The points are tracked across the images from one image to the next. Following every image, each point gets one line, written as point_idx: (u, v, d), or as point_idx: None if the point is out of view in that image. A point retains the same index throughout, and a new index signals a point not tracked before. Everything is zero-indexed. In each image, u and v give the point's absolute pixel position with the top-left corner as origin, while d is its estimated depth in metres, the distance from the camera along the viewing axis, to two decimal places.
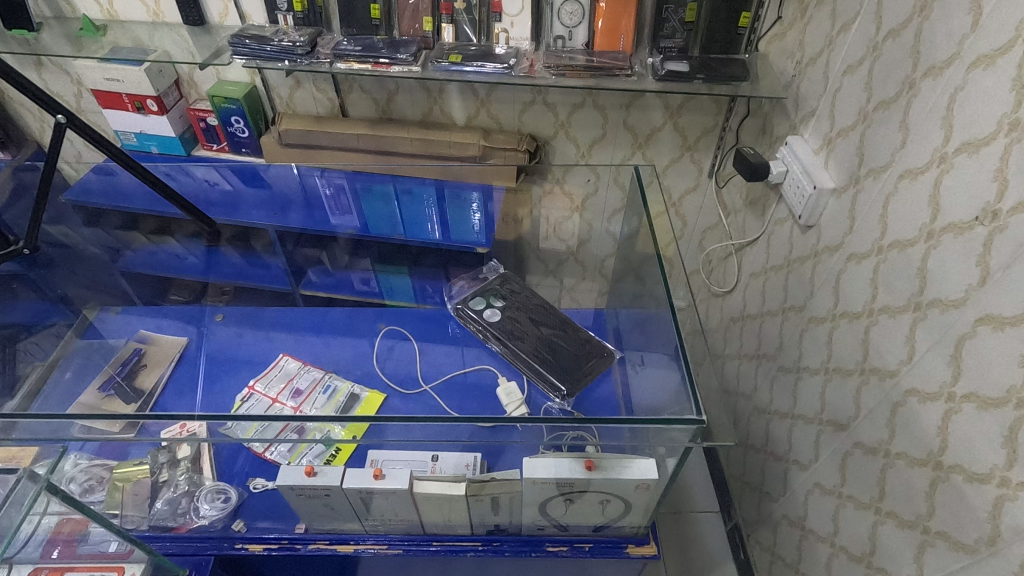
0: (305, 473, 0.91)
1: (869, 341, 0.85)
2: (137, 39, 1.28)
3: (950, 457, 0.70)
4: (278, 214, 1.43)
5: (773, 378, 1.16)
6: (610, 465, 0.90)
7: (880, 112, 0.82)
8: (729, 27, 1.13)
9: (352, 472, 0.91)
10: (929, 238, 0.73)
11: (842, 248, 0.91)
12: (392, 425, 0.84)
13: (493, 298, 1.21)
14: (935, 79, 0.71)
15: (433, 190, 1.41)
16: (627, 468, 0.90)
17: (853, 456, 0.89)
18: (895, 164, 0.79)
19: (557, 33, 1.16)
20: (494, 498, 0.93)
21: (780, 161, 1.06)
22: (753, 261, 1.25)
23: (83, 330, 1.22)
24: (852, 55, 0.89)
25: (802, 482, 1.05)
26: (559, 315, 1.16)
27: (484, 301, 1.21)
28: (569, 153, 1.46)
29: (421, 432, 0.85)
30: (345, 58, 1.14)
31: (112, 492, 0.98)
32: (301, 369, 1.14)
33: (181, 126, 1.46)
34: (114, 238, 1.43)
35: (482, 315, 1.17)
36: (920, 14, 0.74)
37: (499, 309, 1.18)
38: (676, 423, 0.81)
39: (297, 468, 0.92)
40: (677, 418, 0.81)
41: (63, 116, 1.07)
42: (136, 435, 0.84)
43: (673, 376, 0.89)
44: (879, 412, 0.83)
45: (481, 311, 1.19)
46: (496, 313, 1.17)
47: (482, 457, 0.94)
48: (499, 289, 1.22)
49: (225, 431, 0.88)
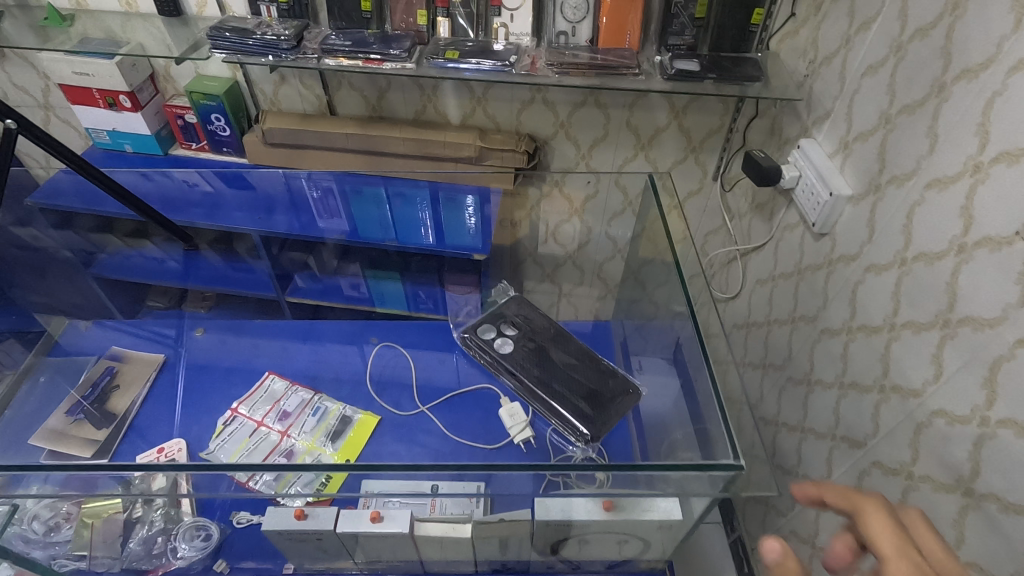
0: (293, 516, 0.87)
1: (889, 356, 0.81)
2: (108, 31, 1.20)
3: (982, 484, 0.66)
4: (263, 217, 1.35)
5: (781, 389, 1.11)
6: (628, 505, 0.82)
7: (905, 117, 0.78)
8: (741, 24, 1.09)
9: (346, 515, 0.87)
10: (960, 252, 0.68)
11: (859, 258, 0.87)
12: (386, 473, 0.75)
13: (504, 324, 1.11)
14: (969, 83, 0.67)
15: (427, 193, 1.34)
16: (648, 510, 0.83)
17: (871, 476, 0.85)
18: (922, 172, 0.75)
19: (560, 28, 1.11)
20: (501, 540, 0.92)
21: (794, 165, 1.02)
22: (759, 266, 1.21)
23: (48, 349, 1.13)
24: (874, 55, 0.85)
25: (812, 498, 1.01)
26: (578, 343, 1.06)
27: (496, 327, 1.12)
28: (569, 154, 1.41)
29: (414, 479, 0.77)
30: (334, 54, 1.07)
31: (78, 532, 0.89)
32: (288, 390, 1.11)
33: (157, 124, 1.38)
34: (86, 242, 1.34)
35: (492, 344, 1.08)
36: (953, 13, 0.70)
37: (511, 338, 1.08)
38: (715, 469, 0.74)
39: (285, 509, 0.88)
40: (716, 464, 0.74)
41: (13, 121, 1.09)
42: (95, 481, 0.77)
43: (673, 382, 0.94)
44: (900, 431, 0.79)
45: (490, 339, 1.10)
46: (509, 343, 1.08)
47: (489, 498, 0.82)
48: (513, 315, 1.12)
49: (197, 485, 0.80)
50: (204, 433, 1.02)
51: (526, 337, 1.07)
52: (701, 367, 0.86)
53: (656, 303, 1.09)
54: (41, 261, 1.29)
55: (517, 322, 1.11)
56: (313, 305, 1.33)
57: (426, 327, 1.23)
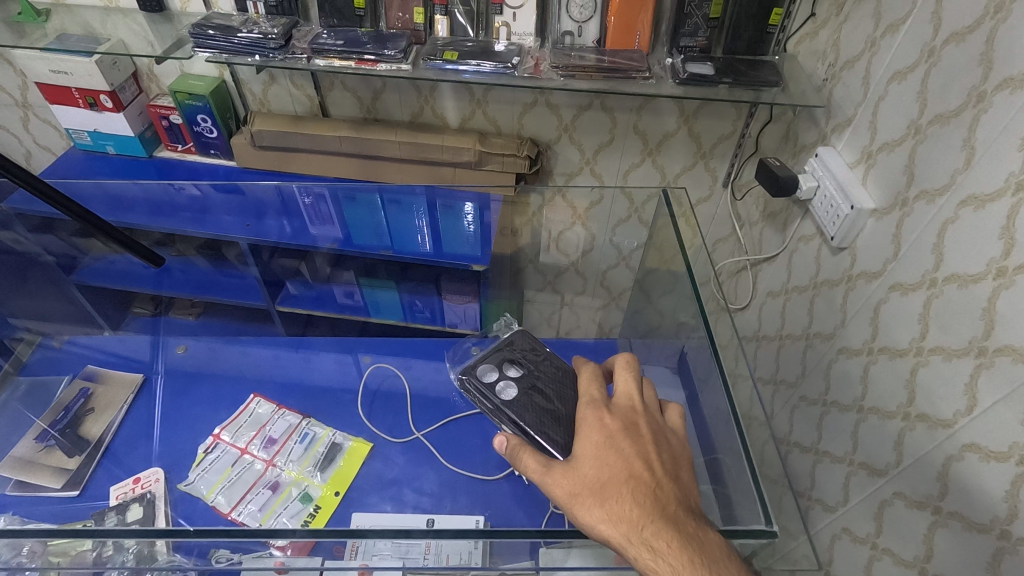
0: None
1: (915, 383, 0.76)
2: (87, 27, 1.14)
3: (1019, 528, 0.61)
4: (252, 224, 1.28)
5: (793, 408, 1.06)
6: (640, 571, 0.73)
7: (937, 127, 0.73)
8: (758, 25, 1.03)
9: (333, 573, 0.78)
10: (999, 276, 0.63)
11: (882, 276, 0.82)
12: (379, 539, 0.67)
13: (508, 364, 0.91)
14: (1012, 92, 0.62)
15: (424, 200, 1.25)
16: None
17: (893, 507, 0.80)
18: (955, 188, 0.70)
19: (565, 28, 1.05)
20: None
21: (811, 175, 0.97)
22: (771, 278, 1.16)
23: (19, 366, 1.11)
24: (901, 61, 0.80)
25: (826, 524, 0.95)
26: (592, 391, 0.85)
27: (499, 367, 0.91)
28: (573, 159, 1.35)
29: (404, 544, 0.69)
30: (324, 53, 1.01)
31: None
32: (274, 414, 1.05)
33: (141, 125, 1.32)
34: (70, 246, 1.26)
35: (493, 389, 0.87)
36: (994, 16, 0.65)
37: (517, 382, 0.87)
38: (741, 536, 0.67)
39: None
40: (742, 530, 0.67)
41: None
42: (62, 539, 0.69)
43: (678, 394, 0.92)
44: (926, 463, 0.74)
45: (493, 383, 0.88)
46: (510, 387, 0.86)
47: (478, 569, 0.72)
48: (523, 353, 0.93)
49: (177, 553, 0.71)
50: (183, 461, 0.96)
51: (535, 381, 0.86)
52: (714, 379, 0.84)
53: (664, 317, 1.04)
54: (21, 266, 1.22)
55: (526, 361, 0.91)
56: (306, 315, 1.32)
57: (424, 343, 1.19)
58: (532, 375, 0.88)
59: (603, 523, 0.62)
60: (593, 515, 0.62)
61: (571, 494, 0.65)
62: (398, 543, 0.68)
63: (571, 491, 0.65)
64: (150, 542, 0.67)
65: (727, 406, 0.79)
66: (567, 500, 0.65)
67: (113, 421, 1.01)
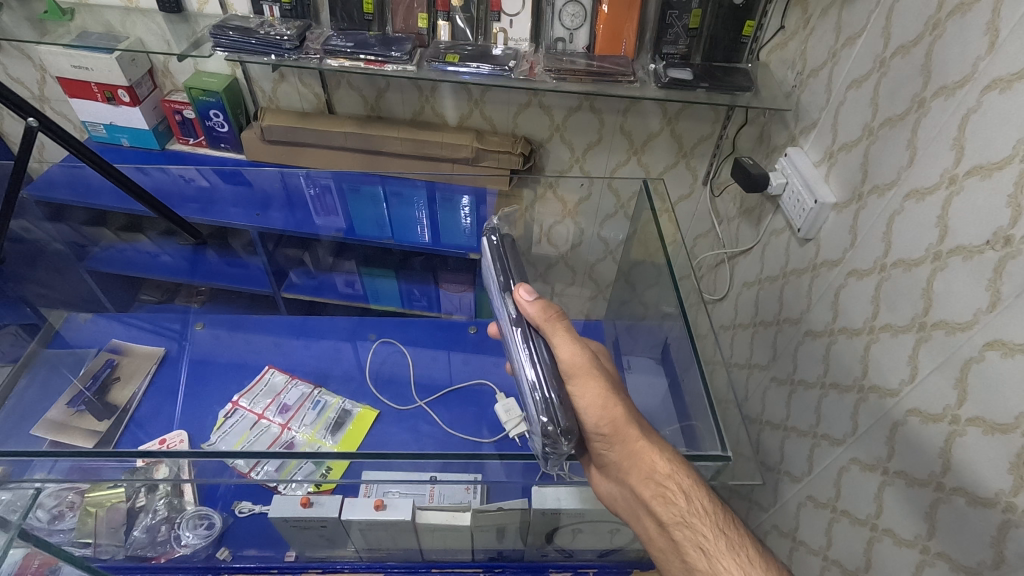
0: (300, 504, 0.93)
1: (868, 358, 0.84)
2: (108, 25, 1.22)
3: (952, 479, 0.68)
4: (259, 214, 1.35)
5: (765, 389, 1.14)
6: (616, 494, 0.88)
7: (886, 129, 0.82)
8: (733, 36, 1.13)
9: (352, 502, 0.94)
10: (935, 260, 0.72)
11: (842, 264, 0.91)
12: (392, 462, 0.76)
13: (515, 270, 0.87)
14: (947, 99, 0.71)
15: (424, 193, 1.35)
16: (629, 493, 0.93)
17: (849, 472, 0.87)
18: (901, 183, 0.79)
19: (558, 35, 1.14)
20: (499, 528, 0.99)
21: (781, 172, 1.07)
22: (746, 269, 1.25)
23: (48, 340, 1.13)
24: (858, 70, 0.90)
25: (793, 494, 1.02)
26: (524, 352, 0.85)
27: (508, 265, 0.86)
28: (564, 157, 1.44)
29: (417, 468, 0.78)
30: (335, 54, 1.09)
31: (83, 519, 0.95)
32: (289, 383, 1.14)
33: (155, 118, 1.40)
34: (79, 234, 1.29)
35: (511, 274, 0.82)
36: (933, 32, 0.75)
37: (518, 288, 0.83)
38: (702, 461, 0.78)
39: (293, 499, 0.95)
40: (703, 455, 0.78)
41: (34, 118, 1.03)
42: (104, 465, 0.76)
43: (660, 381, 0.98)
44: (877, 430, 0.82)
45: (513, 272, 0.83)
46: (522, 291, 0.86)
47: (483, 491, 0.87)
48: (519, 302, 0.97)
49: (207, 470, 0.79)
50: (205, 425, 1.04)
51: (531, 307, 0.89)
52: (690, 364, 0.90)
53: (646, 305, 1.11)
54: (30, 254, 1.23)
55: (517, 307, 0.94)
56: (308, 301, 1.30)
57: (422, 322, 1.29)
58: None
59: (638, 422, 0.73)
60: (632, 411, 0.73)
61: (614, 385, 0.73)
62: (409, 469, 0.78)
63: (614, 386, 0.74)
64: (177, 462, 0.75)
65: (703, 392, 0.85)
66: (610, 388, 0.72)
67: (140, 387, 1.07)
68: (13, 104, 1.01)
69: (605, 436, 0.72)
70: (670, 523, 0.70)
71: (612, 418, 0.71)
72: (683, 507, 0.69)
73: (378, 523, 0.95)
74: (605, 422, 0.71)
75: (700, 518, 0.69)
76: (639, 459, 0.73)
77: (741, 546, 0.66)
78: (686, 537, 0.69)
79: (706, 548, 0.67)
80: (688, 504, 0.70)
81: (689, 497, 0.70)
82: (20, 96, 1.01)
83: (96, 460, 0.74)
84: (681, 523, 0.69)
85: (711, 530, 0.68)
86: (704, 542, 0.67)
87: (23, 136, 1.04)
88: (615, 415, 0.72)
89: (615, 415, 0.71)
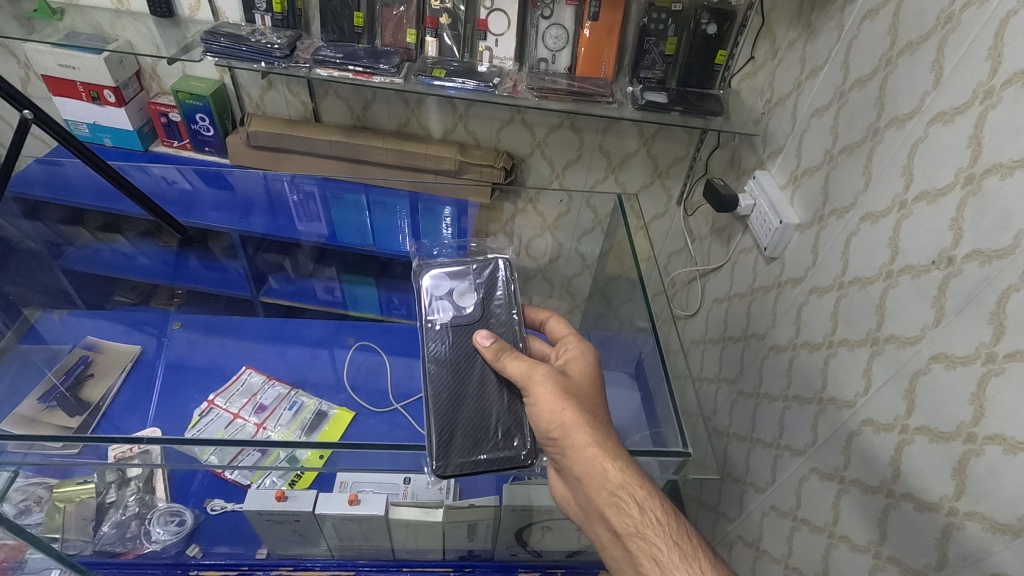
0: (275, 497, 0.94)
1: (828, 371, 0.88)
2: (97, 26, 1.26)
3: (901, 485, 0.71)
4: (240, 218, 1.38)
5: (733, 402, 1.18)
6: None
7: (845, 155, 0.88)
8: (705, 63, 1.19)
9: (326, 496, 0.95)
10: (888, 277, 0.77)
11: (804, 281, 0.96)
12: (368, 453, 0.78)
13: (460, 285, 0.90)
14: (898, 129, 0.77)
15: (406, 202, 1.38)
16: None
17: (810, 481, 0.90)
18: (858, 206, 0.84)
19: (541, 55, 1.19)
20: (470, 524, 1.00)
21: (750, 194, 1.13)
22: (716, 287, 1.29)
23: (21, 335, 1.08)
24: (820, 100, 0.97)
25: (757, 504, 1.05)
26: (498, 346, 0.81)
27: (448, 283, 0.90)
28: (544, 173, 1.49)
29: (392, 461, 0.79)
30: (325, 64, 1.13)
31: (50, 515, 0.91)
32: (265, 383, 1.13)
33: (139, 120, 1.42)
34: (54, 233, 1.28)
35: (431, 302, 0.88)
36: (886, 68, 0.81)
37: (451, 302, 0.88)
38: (664, 456, 0.80)
39: (267, 494, 0.95)
40: (665, 451, 0.80)
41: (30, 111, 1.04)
42: (80, 453, 0.75)
43: (633, 395, 0.95)
44: (834, 440, 0.85)
45: (440, 297, 0.88)
46: (443, 339, 0.84)
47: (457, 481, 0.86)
48: (486, 287, 0.89)
49: (184, 459, 0.79)
50: (180, 422, 1.01)
51: (454, 334, 0.84)
52: (660, 376, 0.91)
53: (620, 318, 1.12)
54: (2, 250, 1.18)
55: (482, 297, 0.88)
56: (287, 306, 1.30)
57: (401, 329, 1.27)
58: (476, 318, 0.86)
59: (591, 429, 0.73)
60: (584, 419, 0.74)
61: (563, 391, 0.75)
62: (387, 464, 0.80)
63: (569, 393, 0.76)
64: (147, 450, 0.75)
65: (671, 403, 0.86)
66: (561, 397, 0.75)
67: (114, 386, 1.04)
68: (10, 96, 1.01)
69: (555, 443, 0.74)
70: (625, 533, 0.71)
71: (561, 425, 0.73)
72: (636, 518, 0.70)
73: (350, 519, 0.95)
74: (554, 425, 0.74)
75: (653, 528, 0.69)
76: (590, 466, 0.72)
77: (693, 558, 0.67)
78: (637, 545, 0.70)
79: (659, 559, 0.68)
80: (642, 515, 0.70)
81: (643, 509, 0.70)
82: (16, 90, 1.02)
83: (70, 455, 0.76)
84: (635, 534, 0.70)
85: (665, 542, 0.69)
86: (658, 553, 0.68)
87: (18, 128, 1.04)
88: (565, 421, 0.73)
89: (563, 424, 0.73)
